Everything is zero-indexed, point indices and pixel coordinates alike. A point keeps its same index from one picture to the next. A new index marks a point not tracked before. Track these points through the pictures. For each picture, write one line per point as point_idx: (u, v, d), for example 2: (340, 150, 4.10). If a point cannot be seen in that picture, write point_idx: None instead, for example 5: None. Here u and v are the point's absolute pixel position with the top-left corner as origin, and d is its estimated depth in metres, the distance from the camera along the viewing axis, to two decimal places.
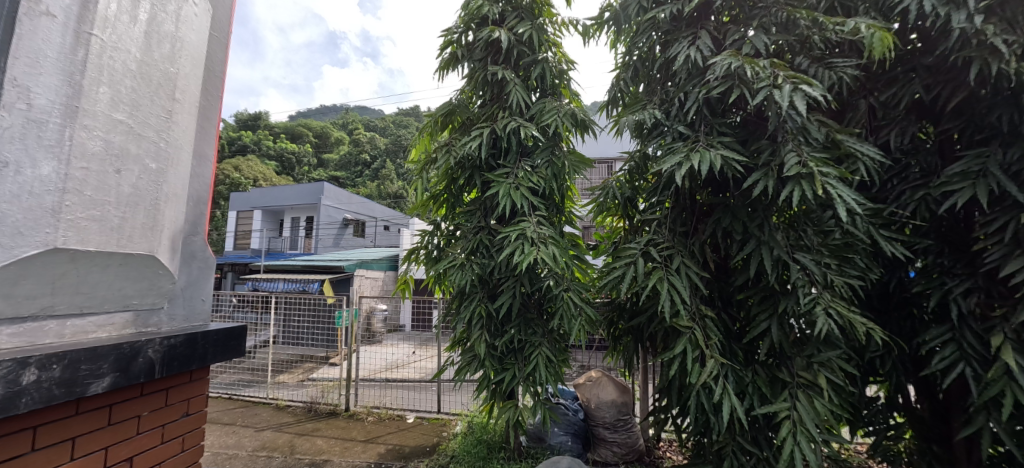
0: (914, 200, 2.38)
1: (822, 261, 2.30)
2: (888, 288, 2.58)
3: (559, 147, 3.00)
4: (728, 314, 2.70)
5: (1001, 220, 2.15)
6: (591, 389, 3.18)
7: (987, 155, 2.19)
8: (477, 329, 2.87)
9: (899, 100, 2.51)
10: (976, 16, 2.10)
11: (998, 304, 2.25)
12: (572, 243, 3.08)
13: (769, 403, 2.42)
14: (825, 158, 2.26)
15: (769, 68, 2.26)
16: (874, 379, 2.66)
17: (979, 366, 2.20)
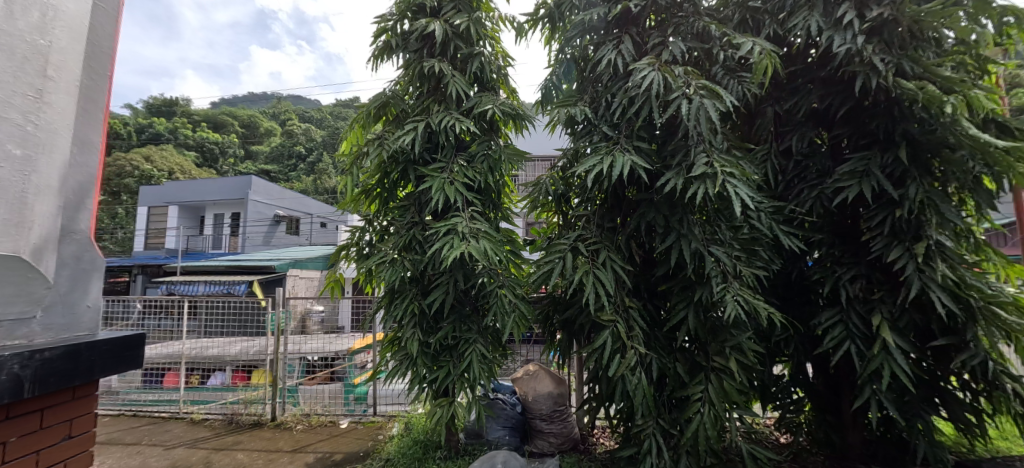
0: (810, 197, 2.67)
1: (732, 253, 2.51)
2: (791, 277, 2.87)
3: (495, 142, 2.96)
4: (653, 305, 2.84)
5: (880, 215, 2.50)
6: (529, 383, 3.21)
7: (866, 159, 2.52)
8: (409, 328, 2.81)
9: (799, 110, 2.82)
10: (859, 36, 2.44)
11: (875, 290, 2.56)
12: (508, 239, 3.06)
13: (687, 386, 2.61)
14: (732, 159, 2.46)
15: (683, 77, 2.48)
16: (779, 359, 2.94)
17: (860, 344, 2.49)
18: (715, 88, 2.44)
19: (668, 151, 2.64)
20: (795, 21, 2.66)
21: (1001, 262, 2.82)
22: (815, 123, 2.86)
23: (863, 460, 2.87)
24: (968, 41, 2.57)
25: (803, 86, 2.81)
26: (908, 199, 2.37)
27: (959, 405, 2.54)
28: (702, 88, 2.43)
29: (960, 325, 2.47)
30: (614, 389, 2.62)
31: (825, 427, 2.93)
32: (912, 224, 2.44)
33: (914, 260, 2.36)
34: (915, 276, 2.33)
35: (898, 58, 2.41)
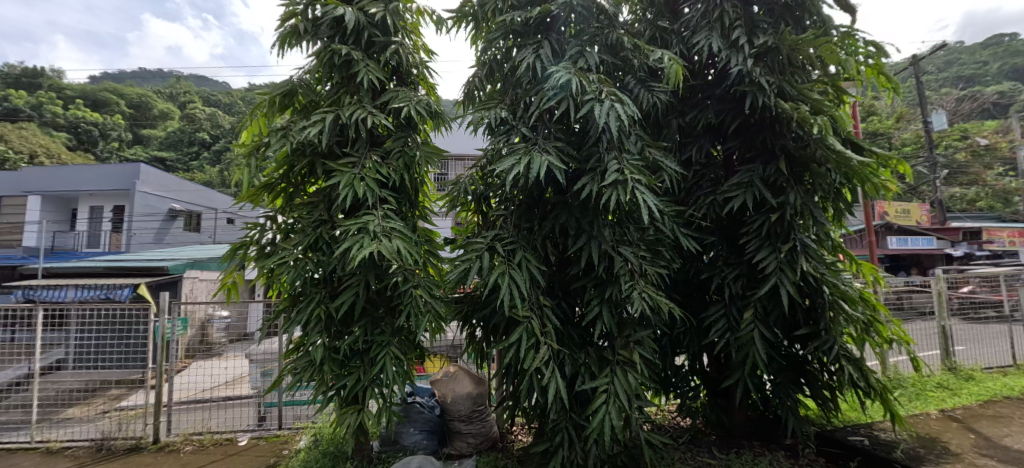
0: (705, 203, 2.97)
1: (639, 253, 2.70)
2: (691, 276, 3.13)
3: (412, 139, 2.89)
4: (567, 303, 2.95)
5: (760, 220, 2.84)
6: (447, 384, 3.16)
7: (753, 170, 2.88)
8: (314, 332, 2.67)
9: (697, 123, 3.11)
10: (750, 60, 2.78)
11: (755, 286, 2.92)
12: (426, 239, 3.01)
13: (596, 378, 2.74)
14: (640, 166, 2.63)
15: (595, 83, 2.60)
16: (679, 350, 3.22)
17: (733, 333, 2.87)
18: (623, 96, 2.57)
19: (584, 152, 2.75)
20: (699, 41, 2.96)
21: (853, 261, 3.33)
22: (711, 135, 3.18)
23: (746, 434, 3.28)
24: (831, 72, 3.00)
25: (700, 100, 3.14)
26: (786, 205, 2.75)
27: (820, 383, 3.02)
28: (612, 94, 2.57)
29: (819, 315, 2.90)
30: (525, 385, 2.70)
31: (716, 407, 3.30)
32: (784, 228, 2.81)
33: (782, 261, 2.74)
34: (774, 273, 2.68)
35: (779, 80, 2.79)
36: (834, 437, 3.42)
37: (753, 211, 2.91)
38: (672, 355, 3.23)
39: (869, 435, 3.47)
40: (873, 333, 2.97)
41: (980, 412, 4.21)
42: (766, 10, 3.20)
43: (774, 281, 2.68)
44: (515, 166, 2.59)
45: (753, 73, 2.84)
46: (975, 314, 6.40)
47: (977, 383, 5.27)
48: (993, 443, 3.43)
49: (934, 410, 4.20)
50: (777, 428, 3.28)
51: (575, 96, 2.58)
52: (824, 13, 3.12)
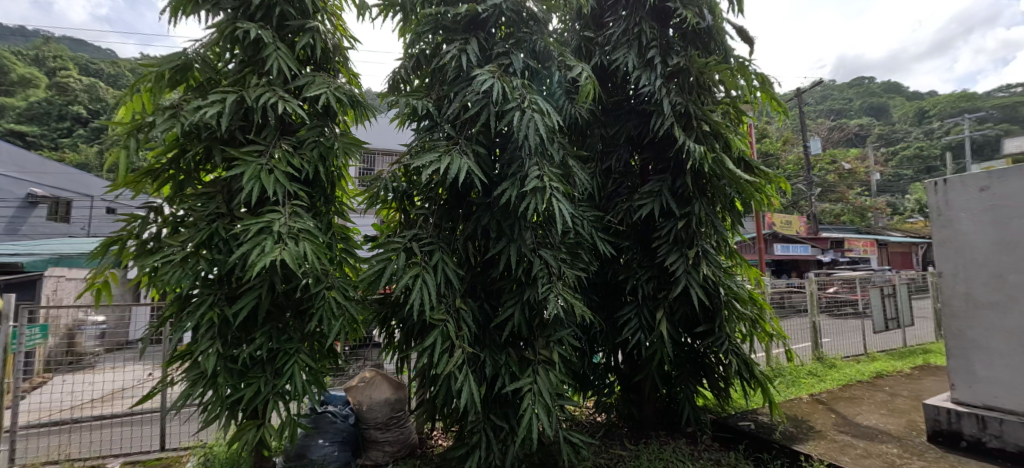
0: (621, 209, 3.21)
1: (558, 256, 2.76)
2: (608, 278, 3.30)
3: (330, 129, 2.69)
4: (490, 305, 2.92)
5: (669, 226, 3.07)
6: (363, 390, 2.99)
7: (663, 183, 3.16)
8: (206, 341, 2.37)
9: (618, 135, 3.35)
10: (657, 80, 3.10)
11: (664, 287, 3.16)
12: (342, 236, 2.81)
13: (517, 379, 2.74)
14: (559, 174, 2.68)
15: (519, 89, 2.62)
16: (596, 348, 3.37)
17: (646, 334, 3.09)
18: (543, 106, 2.59)
19: (509, 155, 2.74)
20: (616, 56, 3.21)
21: (743, 262, 3.61)
22: (631, 145, 3.38)
23: (655, 426, 3.50)
24: (730, 94, 3.30)
25: (621, 111, 3.39)
26: (691, 215, 3.02)
27: (715, 376, 3.33)
28: (534, 103, 2.59)
29: (716, 313, 3.17)
30: (440, 390, 2.65)
31: (627, 401, 3.49)
32: (690, 234, 3.06)
33: (690, 264, 3.01)
34: (683, 275, 2.95)
35: (687, 101, 3.08)
36: (726, 423, 3.73)
37: (663, 219, 3.15)
38: (589, 353, 3.36)
39: (754, 419, 3.85)
40: (758, 331, 3.30)
41: (839, 394, 4.87)
42: (679, 35, 3.47)
43: (683, 283, 2.95)
44: (433, 164, 2.54)
45: (663, 92, 3.12)
46: (837, 311, 7.43)
47: (839, 370, 6.09)
48: (848, 421, 3.96)
49: (806, 395, 4.78)
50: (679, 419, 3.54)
51: (497, 104, 2.61)
52: (727, 44, 3.45)
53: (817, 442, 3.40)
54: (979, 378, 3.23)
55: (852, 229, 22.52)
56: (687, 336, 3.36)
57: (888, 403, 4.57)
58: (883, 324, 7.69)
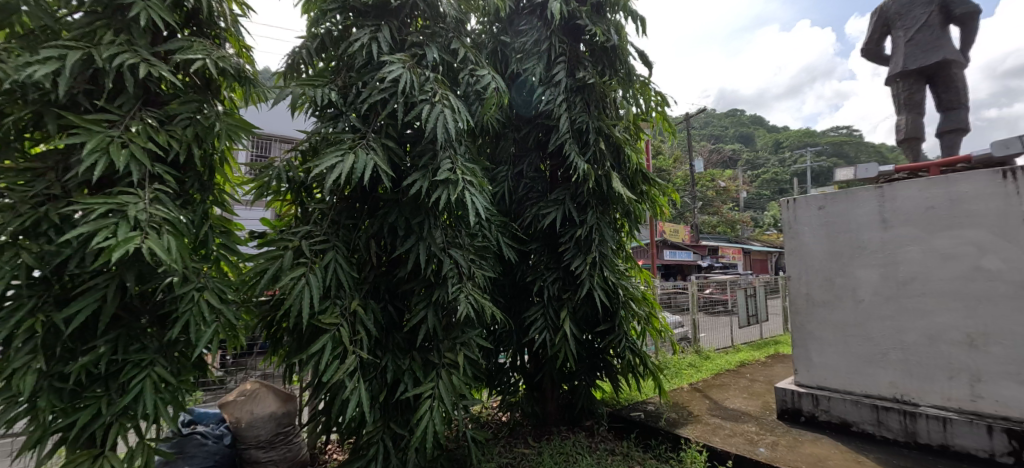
0: (530, 215, 3.36)
1: (469, 256, 2.68)
2: (515, 279, 3.43)
3: (212, 105, 2.33)
4: (395, 307, 2.76)
5: (570, 233, 3.29)
6: (244, 405, 2.66)
7: (567, 191, 3.37)
8: (23, 354, 1.89)
9: (529, 138, 3.56)
10: (557, 99, 3.28)
11: (568, 289, 3.30)
12: (221, 229, 2.46)
13: (420, 384, 2.61)
14: (472, 169, 2.60)
15: (431, 82, 2.52)
16: (502, 348, 3.37)
17: (551, 334, 3.18)
18: (455, 101, 2.51)
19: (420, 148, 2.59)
20: (526, 65, 3.38)
21: (636, 267, 3.91)
22: (541, 150, 3.61)
23: (557, 421, 3.60)
24: (630, 111, 3.62)
25: (533, 119, 3.57)
26: (585, 222, 3.29)
27: (612, 371, 3.55)
28: (446, 97, 2.50)
29: (614, 311, 3.38)
30: (331, 400, 2.44)
31: (528, 400, 3.54)
32: (589, 240, 3.28)
33: (591, 267, 3.22)
34: (586, 276, 3.15)
35: (588, 118, 3.35)
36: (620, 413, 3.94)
37: (564, 227, 3.35)
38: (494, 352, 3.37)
39: (644, 409, 4.10)
40: (649, 327, 3.62)
41: (712, 382, 5.41)
42: (589, 51, 3.64)
43: (587, 285, 3.15)
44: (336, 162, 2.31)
45: (567, 105, 3.37)
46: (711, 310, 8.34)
47: (713, 361, 6.80)
48: (717, 405, 4.40)
49: (686, 384, 5.24)
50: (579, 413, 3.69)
51: (405, 97, 2.48)
52: (629, 63, 3.69)
53: (694, 426, 3.70)
54: (814, 364, 3.79)
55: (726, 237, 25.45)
56: (587, 335, 3.54)
57: (749, 387, 5.18)
58: (743, 318, 8.86)
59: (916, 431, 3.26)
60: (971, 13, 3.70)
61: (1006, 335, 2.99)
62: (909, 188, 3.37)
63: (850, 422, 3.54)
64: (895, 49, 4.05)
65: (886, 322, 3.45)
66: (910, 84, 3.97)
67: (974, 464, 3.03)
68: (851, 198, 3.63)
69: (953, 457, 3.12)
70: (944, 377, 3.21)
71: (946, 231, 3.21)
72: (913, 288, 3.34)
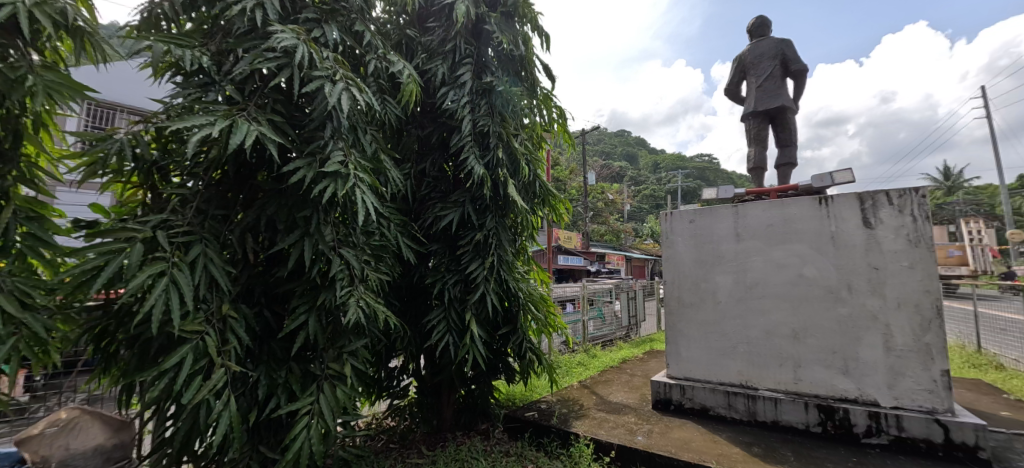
0: (433, 216, 3.25)
1: (362, 257, 2.44)
2: (413, 281, 3.32)
3: (26, 53, 1.86)
4: (271, 312, 2.44)
5: (470, 236, 3.24)
6: (63, 439, 2.51)
7: (470, 193, 3.30)
8: None
9: (433, 137, 3.44)
10: (459, 101, 3.21)
11: (469, 291, 3.22)
12: (27, 212, 1.95)
13: (296, 399, 2.33)
14: (368, 165, 2.37)
15: (331, 60, 2.27)
16: (395, 353, 3.26)
17: (456, 335, 3.14)
18: (360, 82, 2.32)
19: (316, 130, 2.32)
20: (430, 65, 3.30)
21: (536, 267, 3.91)
22: (444, 151, 3.49)
23: (452, 426, 3.64)
24: (534, 121, 3.66)
25: (438, 117, 3.47)
26: (484, 226, 3.28)
27: (510, 371, 3.63)
28: (347, 79, 2.29)
29: (514, 313, 3.44)
30: (183, 425, 2.07)
31: (421, 403, 3.51)
32: (486, 244, 3.25)
33: (488, 271, 3.20)
34: (481, 280, 3.12)
35: (490, 122, 3.30)
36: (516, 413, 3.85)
37: (462, 229, 3.30)
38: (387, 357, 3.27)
39: (537, 408, 4.14)
40: (546, 327, 3.65)
41: (598, 378, 5.70)
42: (495, 58, 3.56)
43: (482, 290, 3.12)
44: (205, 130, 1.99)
45: (470, 108, 3.32)
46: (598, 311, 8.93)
47: (600, 359, 7.23)
48: (603, 399, 4.62)
49: (576, 382, 5.44)
50: (476, 416, 3.76)
51: (299, 71, 2.21)
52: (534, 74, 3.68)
53: (583, 421, 3.81)
54: (682, 357, 4.22)
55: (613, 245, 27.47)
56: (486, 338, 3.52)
57: (631, 381, 5.53)
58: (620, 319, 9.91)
59: (756, 411, 3.78)
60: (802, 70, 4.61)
61: (818, 331, 3.64)
62: (756, 208, 3.94)
63: (708, 407, 3.99)
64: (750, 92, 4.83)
65: (737, 320, 3.98)
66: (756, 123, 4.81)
67: (796, 434, 3.59)
68: (713, 214, 4.13)
69: (781, 431, 3.66)
70: (774, 365, 3.79)
71: (780, 245, 3.83)
72: (757, 292, 3.91)
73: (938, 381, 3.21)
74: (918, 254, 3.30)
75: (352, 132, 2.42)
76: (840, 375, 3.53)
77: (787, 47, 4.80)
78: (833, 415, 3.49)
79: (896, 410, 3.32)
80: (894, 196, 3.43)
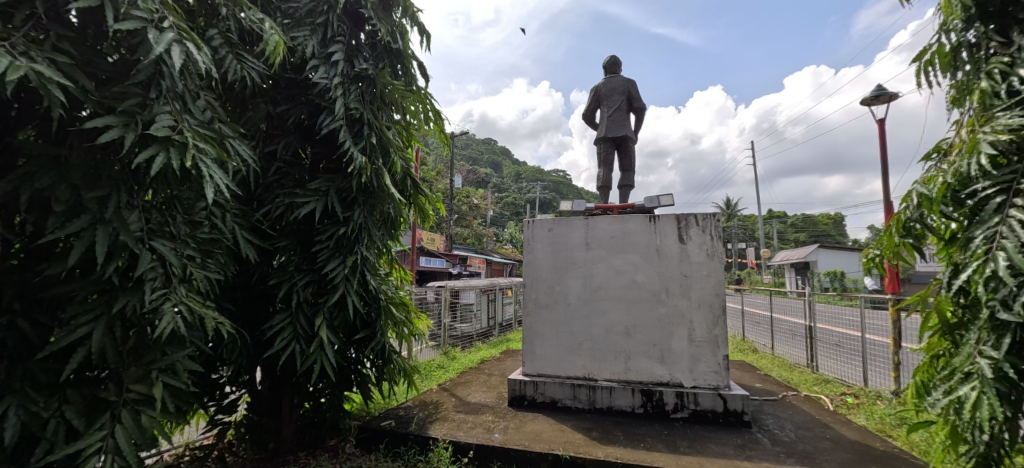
0: (283, 205, 3.02)
1: (183, 252, 2.29)
2: (250, 281, 3.10)
3: None
4: (36, 322, 2.09)
5: (332, 230, 3.13)
6: None
7: (330, 182, 3.18)
8: None
9: (287, 117, 3.21)
10: (334, 77, 3.06)
11: (323, 294, 3.11)
12: None
13: (79, 437, 2.04)
14: (205, 134, 2.31)
15: (158, 5, 2.12)
16: (221, 365, 3.09)
17: (303, 343, 2.97)
18: (196, 36, 2.22)
19: (138, 83, 2.15)
20: (297, 35, 3.08)
21: (398, 266, 3.81)
22: (302, 137, 3.31)
23: (294, 447, 3.40)
24: (406, 119, 3.59)
25: (299, 95, 3.25)
26: (351, 220, 3.13)
27: (365, 380, 3.46)
28: (176, 26, 2.16)
29: (373, 318, 3.36)
30: None
31: (259, 416, 3.42)
32: (347, 243, 3.13)
33: (350, 271, 3.10)
34: (342, 282, 3.02)
35: (363, 108, 3.17)
36: (370, 423, 3.71)
37: (324, 222, 3.19)
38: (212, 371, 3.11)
39: (395, 416, 4.00)
40: (405, 332, 3.68)
41: (457, 380, 5.72)
42: (369, 43, 3.46)
43: (341, 290, 3.01)
44: None
45: (342, 91, 3.15)
46: (457, 314, 9.10)
47: (459, 362, 7.33)
48: (462, 401, 4.67)
49: (435, 386, 5.39)
50: (323, 433, 3.51)
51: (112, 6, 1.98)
52: (409, 72, 3.66)
53: (442, 424, 3.80)
54: (537, 356, 4.49)
55: (473, 250, 28.14)
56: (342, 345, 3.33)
57: (490, 382, 5.68)
58: (480, 321, 10.23)
59: (596, 399, 4.22)
60: (643, 108, 5.41)
61: (644, 327, 4.24)
62: (604, 221, 4.41)
63: (557, 399, 4.31)
64: (600, 119, 5.54)
65: (585, 320, 4.40)
66: (606, 146, 5.50)
67: (624, 416, 4.11)
68: (567, 224, 4.52)
69: (613, 415, 4.16)
70: (611, 358, 4.29)
71: (619, 254, 4.37)
72: (601, 294, 4.38)
73: (721, 363, 4.01)
74: (713, 265, 4.12)
75: (178, 97, 2.29)
76: (657, 363, 4.17)
77: (633, 86, 5.45)
78: (651, 397, 4.09)
79: (694, 389, 4.06)
80: (700, 218, 4.20)
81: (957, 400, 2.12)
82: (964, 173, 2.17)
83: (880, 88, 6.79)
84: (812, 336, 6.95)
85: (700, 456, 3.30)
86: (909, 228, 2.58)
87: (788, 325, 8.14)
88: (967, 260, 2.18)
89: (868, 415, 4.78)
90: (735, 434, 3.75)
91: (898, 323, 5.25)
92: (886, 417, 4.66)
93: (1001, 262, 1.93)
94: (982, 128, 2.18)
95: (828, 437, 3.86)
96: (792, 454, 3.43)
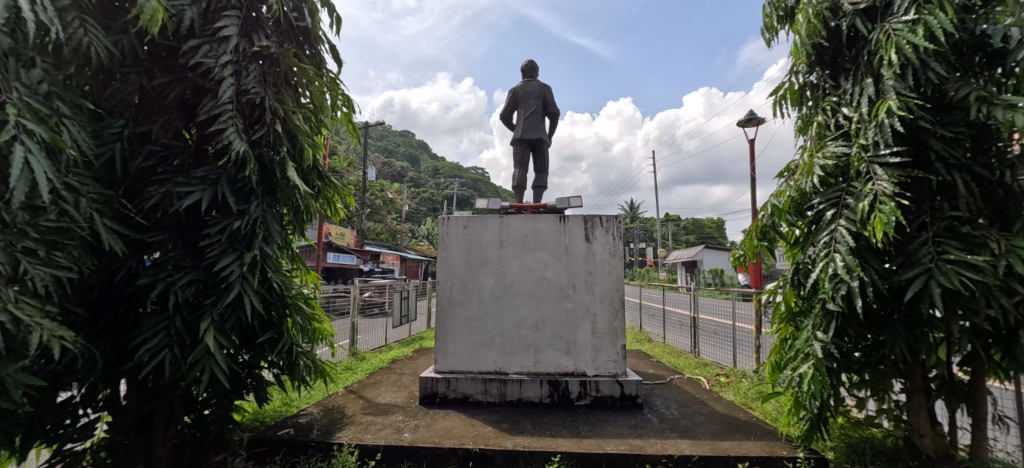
0: (160, 191, 2.84)
1: (14, 245, 2.11)
2: (114, 280, 2.87)
3: None
4: None
5: (223, 223, 3.01)
6: None
7: (221, 167, 3.07)
8: None
9: (168, 94, 3.01)
10: (222, 57, 2.94)
11: (209, 293, 3.00)
12: None
13: None
14: (36, 111, 2.19)
15: None
16: (72, 382, 2.77)
17: (177, 350, 2.84)
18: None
19: None
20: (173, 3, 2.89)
21: (302, 266, 3.82)
22: (184, 115, 3.15)
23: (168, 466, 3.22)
24: (312, 105, 3.52)
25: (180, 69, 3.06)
26: (245, 211, 3.05)
27: (258, 387, 3.39)
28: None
29: (272, 318, 3.26)
30: None
31: (124, 439, 3.11)
32: (242, 236, 3.05)
33: (246, 268, 2.98)
34: (237, 281, 2.90)
35: (264, 92, 3.08)
36: (264, 436, 3.70)
37: (216, 213, 3.07)
38: (60, 390, 2.73)
39: (294, 424, 4.02)
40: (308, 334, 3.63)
41: (366, 382, 5.78)
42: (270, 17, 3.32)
43: (237, 289, 2.89)
44: None
45: (236, 71, 3.03)
46: (368, 312, 8.98)
47: (368, 363, 7.30)
48: (370, 403, 4.79)
49: (342, 389, 5.40)
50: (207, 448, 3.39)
51: None
52: (317, 59, 3.62)
53: (347, 429, 3.92)
54: (449, 353, 4.74)
55: (386, 246, 27.54)
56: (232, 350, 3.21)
57: (400, 381, 5.80)
58: (394, 319, 10.13)
59: (506, 392, 4.57)
60: (557, 114, 5.91)
61: (552, 322, 4.69)
62: (516, 220, 4.78)
63: (469, 395, 4.60)
64: (517, 121, 5.90)
65: (495, 317, 4.74)
66: (523, 147, 5.88)
67: (532, 407, 4.51)
68: (482, 222, 4.81)
69: (522, 405, 4.54)
70: (522, 352, 4.68)
71: (530, 252, 4.77)
72: (512, 291, 4.75)
73: (619, 352, 4.59)
74: (614, 263, 4.69)
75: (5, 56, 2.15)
76: (564, 355, 4.64)
77: (547, 92, 5.91)
78: (558, 387, 4.55)
79: (596, 377, 4.59)
80: (604, 220, 4.75)
81: (802, 376, 3.04)
82: (803, 189, 3.18)
83: (750, 113, 8.00)
84: (695, 326, 7.98)
85: (597, 438, 3.79)
86: (764, 233, 3.54)
87: (676, 317, 9.24)
88: (810, 259, 3.17)
89: (735, 391, 5.69)
90: (629, 415, 4.33)
91: (759, 312, 6.28)
92: (749, 391, 5.60)
93: (838, 263, 2.84)
94: (817, 153, 3.21)
95: (704, 412, 4.58)
96: (675, 429, 4.05)
